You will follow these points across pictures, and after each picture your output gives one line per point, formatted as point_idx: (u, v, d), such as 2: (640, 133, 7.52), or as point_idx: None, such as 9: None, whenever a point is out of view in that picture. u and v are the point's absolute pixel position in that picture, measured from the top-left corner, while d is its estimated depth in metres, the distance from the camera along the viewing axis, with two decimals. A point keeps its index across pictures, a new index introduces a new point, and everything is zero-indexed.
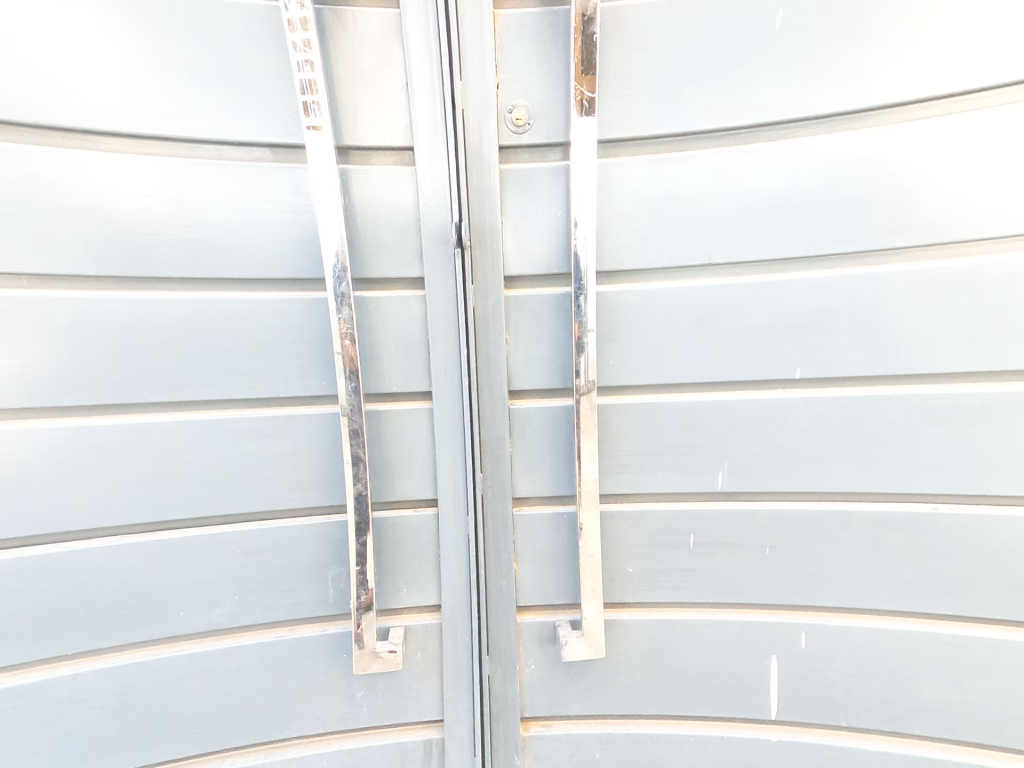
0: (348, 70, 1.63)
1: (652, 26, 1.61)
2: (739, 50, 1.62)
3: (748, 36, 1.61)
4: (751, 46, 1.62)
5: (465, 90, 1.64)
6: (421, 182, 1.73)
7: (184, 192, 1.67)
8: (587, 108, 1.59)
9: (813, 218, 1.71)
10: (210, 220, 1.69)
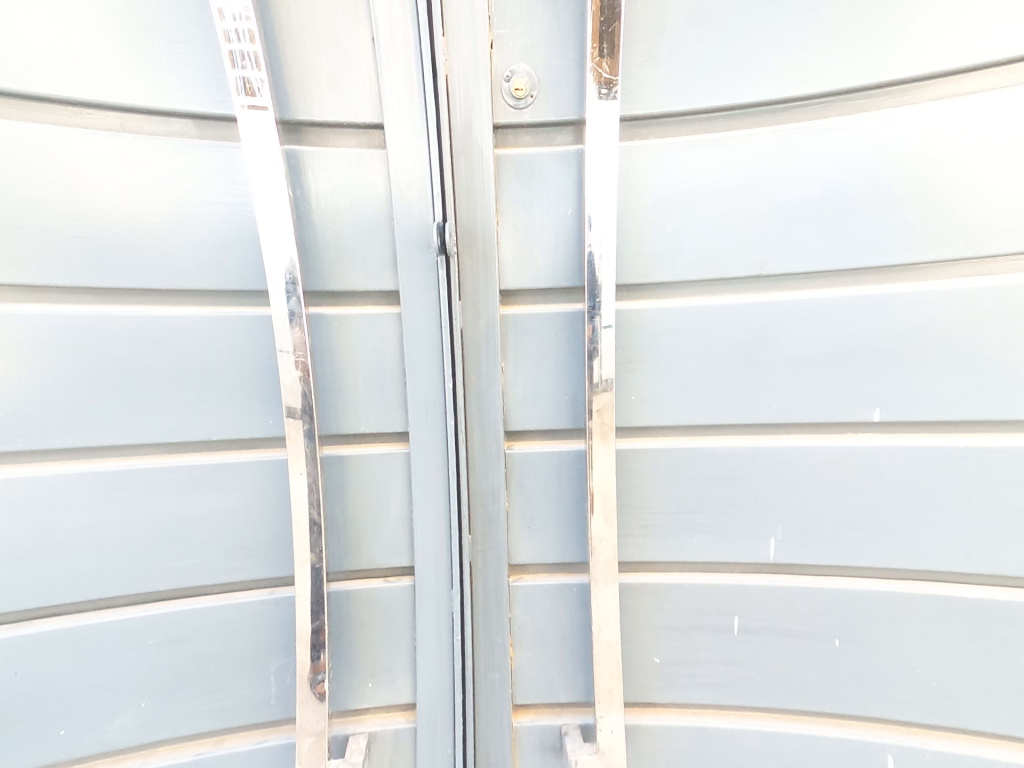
0: (302, 26, 1.28)
1: None
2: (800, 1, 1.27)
3: None
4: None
5: (449, 53, 1.30)
6: (396, 169, 1.36)
7: (77, 171, 1.29)
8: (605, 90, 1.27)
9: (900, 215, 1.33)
10: (115, 209, 1.32)
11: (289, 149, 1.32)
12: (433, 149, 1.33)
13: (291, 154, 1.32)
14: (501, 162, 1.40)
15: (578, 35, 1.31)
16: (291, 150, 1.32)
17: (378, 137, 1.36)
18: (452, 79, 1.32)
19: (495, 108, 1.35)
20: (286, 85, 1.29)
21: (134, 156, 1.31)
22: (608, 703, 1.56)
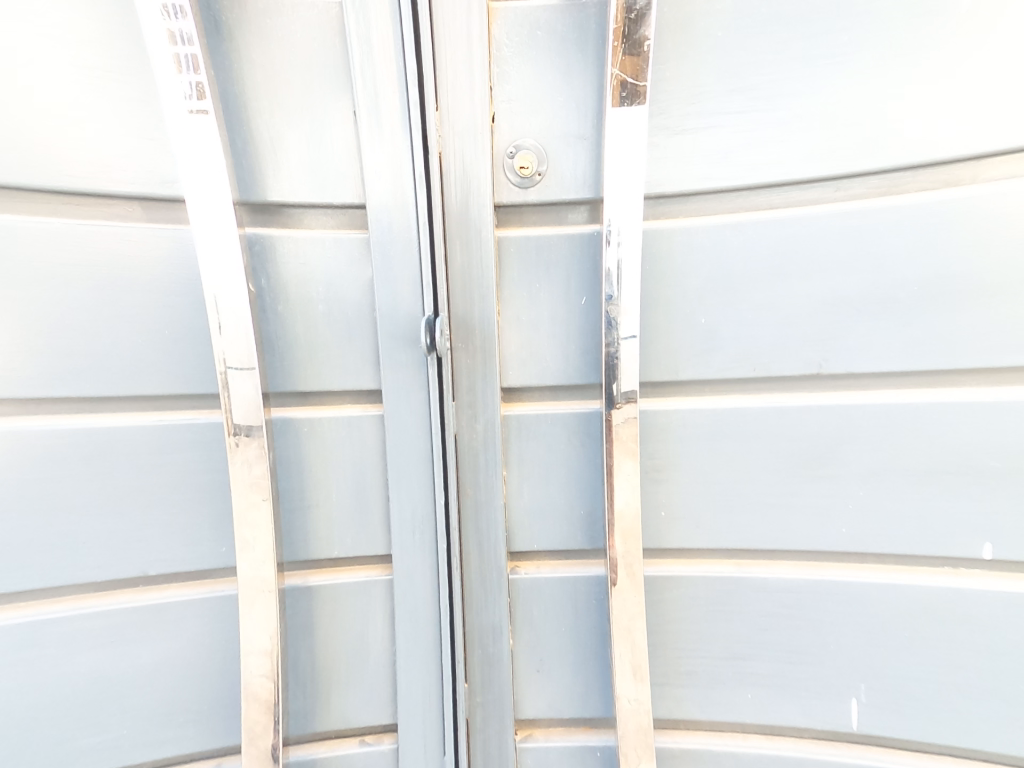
0: (267, 89, 1.07)
1: (736, 23, 1.04)
2: (874, 50, 1.03)
3: (892, 36, 1.02)
4: (896, 50, 1.03)
5: (442, 130, 1.14)
6: (381, 256, 1.17)
7: None
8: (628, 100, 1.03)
9: (1005, 309, 1.07)
10: (24, 307, 1.05)
11: (252, 234, 1.11)
12: (422, 240, 1.18)
13: (255, 240, 1.12)
14: (502, 245, 1.22)
15: (593, 97, 1.11)
16: (256, 236, 1.12)
17: (360, 219, 1.17)
18: (447, 160, 1.16)
19: (496, 186, 1.17)
20: (248, 159, 1.08)
21: (50, 239, 1.04)
22: (628, 707, 1.23)
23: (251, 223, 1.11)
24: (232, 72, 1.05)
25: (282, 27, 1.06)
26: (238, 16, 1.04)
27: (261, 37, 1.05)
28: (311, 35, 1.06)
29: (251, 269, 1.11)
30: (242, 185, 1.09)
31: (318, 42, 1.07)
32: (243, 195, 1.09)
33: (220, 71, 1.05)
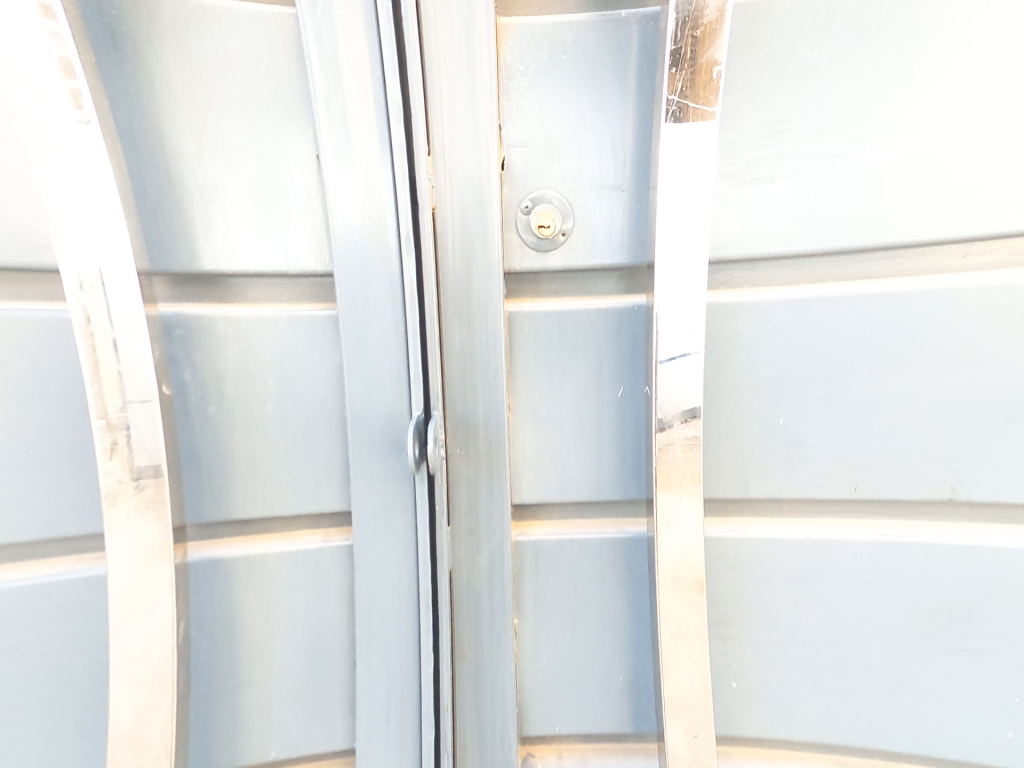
0: (199, 124, 0.80)
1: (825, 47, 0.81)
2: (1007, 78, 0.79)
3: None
4: None
5: (436, 180, 0.88)
6: (348, 338, 0.87)
7: None
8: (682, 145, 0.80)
9: None
10: None
11: (170, 311, 0.81)
12: (410, 319, 0.88)
13: (176, 318, 0.82)
14: (513, 322, 0.94)
15: (638, 138, 0.86)
16: (177, 313, 0.82)
17: (325, 289, 0.88)
18: (442, 216, 0.89)
19: (508, 248, 0.91)
20: (174, 215, 0.80)
21: None
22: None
23: (169, 299, 0.82)
24: (150, 101, 0.78)
25: (218, 45, 0.79)
26: (160, 31, 0.77)
27: (190, 58, 0.78)
28: (258, 55, 0.80)
29: (161, 366, 0.81)
30: (161, 252, 0.80)
31: (269, 64, 0.80)
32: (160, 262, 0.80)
33: (135, 103, 0.78)
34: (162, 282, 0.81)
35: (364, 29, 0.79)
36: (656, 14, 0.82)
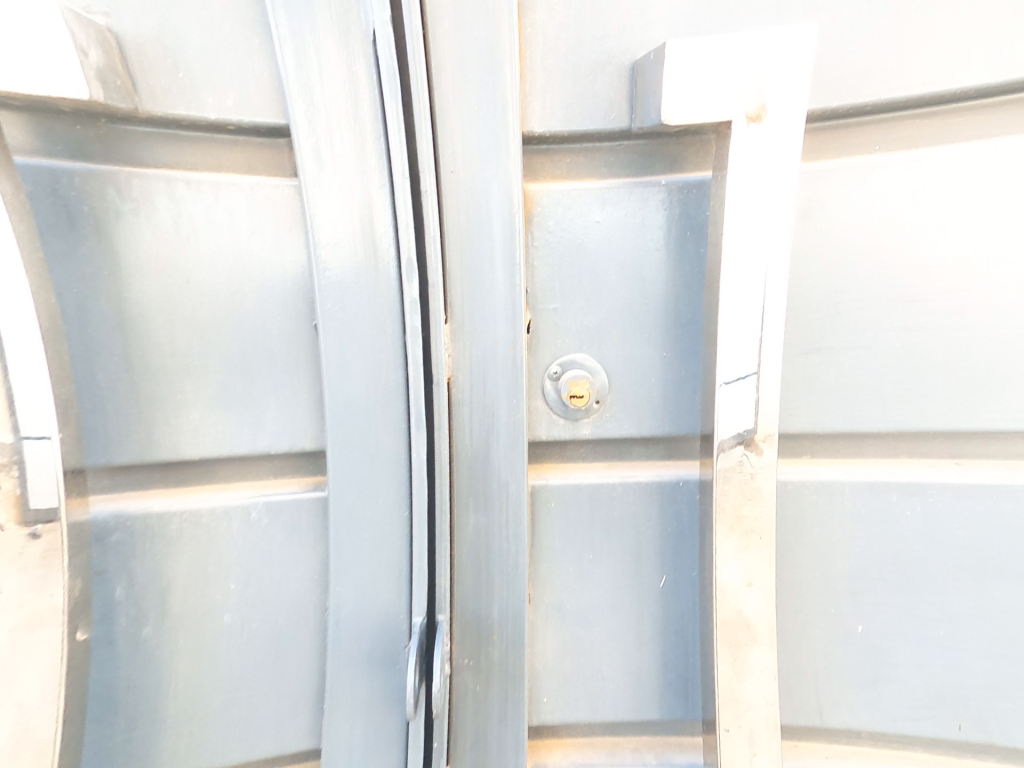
0: (169, 301, 0.65)
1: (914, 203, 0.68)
2: None
3: None
4: None
5: (453, 347, 0.76)
6: (338, 526, 0.73)
7: None
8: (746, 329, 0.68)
9: None
10: None
11: (107, 509, 0.66)
12: (416, 505, 0.74)
13: (117, 516, 0.66)
14: (537, 496, 0.83)
15: (675, 301, 0.79)
16: (119, 510, 0.66)
17: (314, 465, 0.74)
18: (460, 385, 0.77)
19: (534, 416, 0.82)
20: (132, 403, 0.65)
21: None
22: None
23: (107, 493, 0.66)
24: (107, 275, 0.63)
25: (205, 225, 0.65)
26: (129, 206, 0.63)
27: (168, 240, 0.64)
28: (251, 224, 0.67)
29: (79, 605, 0.63)
30: (112, 444, 0.65)
31: (261, 231, 0.67)
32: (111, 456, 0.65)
33: (83, 273, 0.63)
34: (103, 472, 0.66)
35: (378, 199, 0.67)
36: (699, 183, 0.75)
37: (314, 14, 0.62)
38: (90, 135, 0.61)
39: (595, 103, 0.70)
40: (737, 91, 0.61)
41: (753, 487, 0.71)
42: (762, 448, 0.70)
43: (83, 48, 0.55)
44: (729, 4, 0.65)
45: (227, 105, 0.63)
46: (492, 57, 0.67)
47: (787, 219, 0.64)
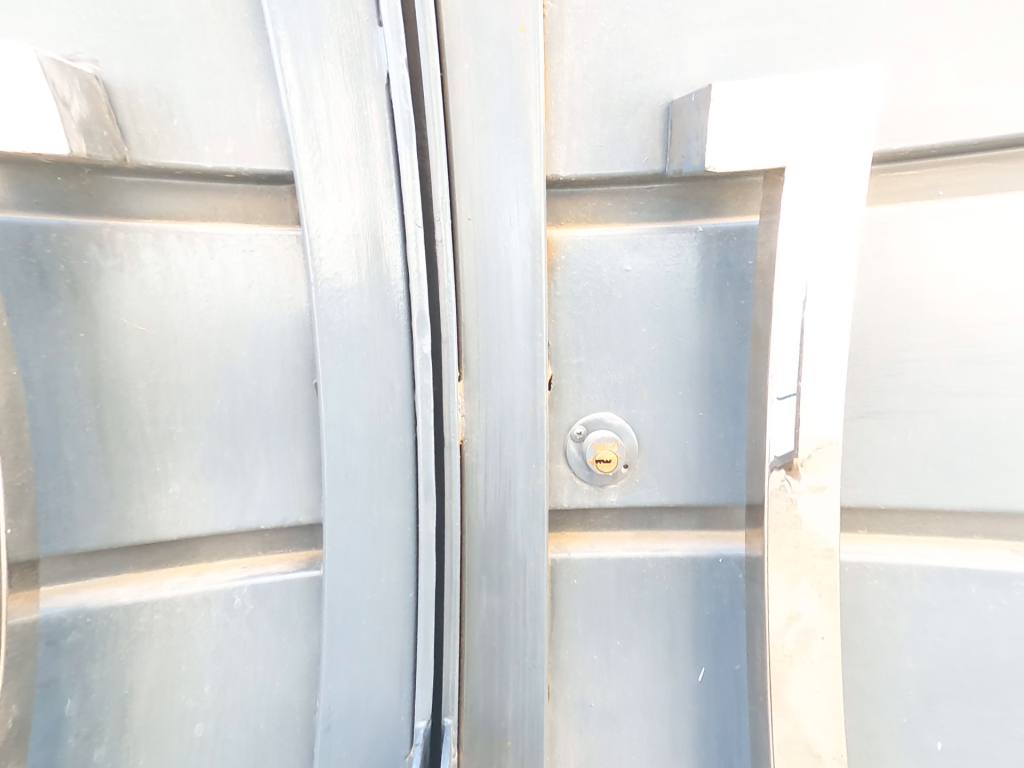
0: (153, 362, 0.59)
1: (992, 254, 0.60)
2: None
3: None
4: None
5: (466, 408, 0.69)
6: (334, 614, 0.63)
7: None
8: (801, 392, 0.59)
9: None
10: None
11: (62, 606, 0.59)
12: (422, 590, 0.65)
13: (75, 612, 0.59)
14: (557, 573, 0.73)
15: (711, 356, 0.71)
16: (79, 605, 0.59)
17: (307, 541, 0.66)
18: (474, 449, 0.69)
19: (554, 481, 0.74)
20: (103, 478, 0.59)
21: None
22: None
23: (67, 583, 0.59)
24: (82, 338, 0.57)
25: (196, 279, 0.60)
26: (113, 262, 0.57)
27: (153, 295, 0.59)
28: (248, 278, 0.61)
29: (10, 742, 0.54)
30: (75, 530, 0.58)
31: (258, 285, 0.61)
32: (77, 538, 0.58)
33: (53, 336, 0.56)
34: (67, 558, 0.59)
35: (388, 245, 0.61)
36: (738, 229, 0.69)
37: (322, 55, 0.57)
38: (72, 187, 0.57)
39: (625, 146, 0.65)
40: (791, 135, 0.55)
41: (792, 515, 0.61)
42: (804, 472, 0.60)
43: (66, 98, 0.50)
44: (776, 41, 0.59)
45: (225, 153, 0.58)
46: (514, 100, 0.62)
47: (847, 274, 0.57)
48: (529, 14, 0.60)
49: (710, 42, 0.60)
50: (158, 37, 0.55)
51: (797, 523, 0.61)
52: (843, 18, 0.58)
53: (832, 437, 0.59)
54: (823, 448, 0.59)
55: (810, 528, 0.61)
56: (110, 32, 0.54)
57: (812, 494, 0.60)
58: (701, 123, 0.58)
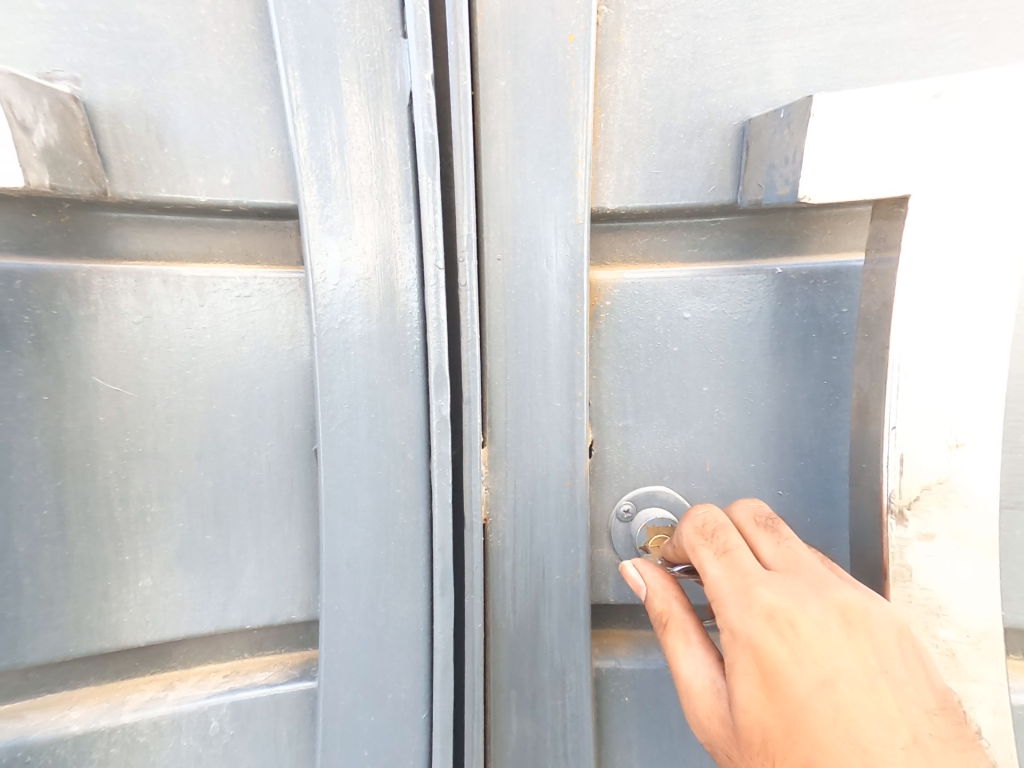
0: (126, 429, 0.50)
1: None
2: None
3: None
4: None
5: (490, 480, 0.57)
6: (328, 745, 0.52)
7: None
8: (914, 471, 0.46)
9: None
10: None
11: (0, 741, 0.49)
12: (437, 715, 0.52)
13: (15, 748, 0.49)
14: (599, 684, 0.60)
15: (793, 423, 0.59)
16: (22, 736, 0.49)
17: (301, 640, 0.56)
18: (499, 531, 0.57)
19: (597, 572, 0.61)
20: (61, 572, 0.49)
21: None
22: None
23: (15, 706, 0.50)
24: (45, 404, 0.48)
25: (181, 333, 0.51)
26: (87, 311, 0.49)
27: (130, 351, 0.50)
28: (240, 328, 0.52)
29: None
30: (23, 639, 0.49)
31: (251, 336, 0.52)
32: (31, 645, 0.49)
33: (12, 401, 0.48)
34: (14, 672, 0.50)
35: (403, 288, 0.51)
36: (824, 275, 0.57)
37: (335, 71, 0.48)
38: (50, 225, 0.48)
39: (690, 173, 0.54)
40: (915, 158, 0.43)
41: (899, 570, 0.47)
42: (911, 517, 0.47)
43: (26, 123, 0.41)
44: (892, 45, 0.48)
45: (220, 184, 0.49)
46: (559, 121, 0.52)
47: (994, 330, 0.44)
48: (581, 21, 0.50)
49: (802, 51, 0.50)
50: (151, 54, 0.46)
51: (908, 581, 0.47)
52: (977, 17, 0.47)
53: (947, 473, 0.46)
54: (933, 488, 0.47)
55: (923, 583, 0.47)
56: (96, 49, 0.45)
57: (924, 545, 0.47)
58: (792, 145, 0.46)
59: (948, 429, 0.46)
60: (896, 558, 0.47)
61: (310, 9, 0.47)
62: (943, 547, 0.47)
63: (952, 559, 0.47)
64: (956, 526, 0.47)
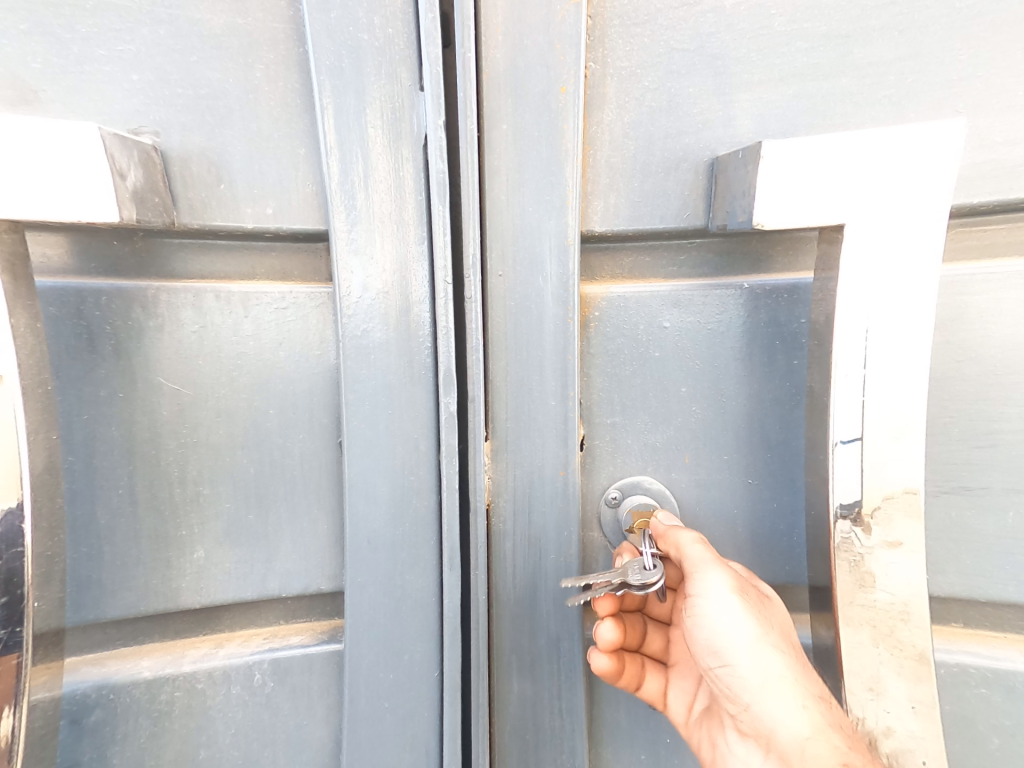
0: (185, 422, 0.58)
1: None
2: None
3: None
4: None
5: (493, 469, 0.65)
6: (355, 696, 0.60)
7: None
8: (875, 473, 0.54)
9: None
10: None
11: (87, 681, 0.58)
12: (446, 672, 0.59)
13: (100, 687, 0.58)
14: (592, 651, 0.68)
15: (761, 420, 0.67)
16: (105, 678, 0.58)
17: (328, 610, 0.63)
18: (500, 515, 0.65)
19: (588, 553, 0.69)
20: (133, 544, 0.58)
21: None
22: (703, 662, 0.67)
23: (96, 655, 0.59)
24: (121, 400, 0.57)
25: (230, 339, 0.59)
26: (155, 322, 0.57)
27: (189, 355, 0.58)
28: (278, 335, 0.60)
29: None
30: (103, 599, 0.57)
31: (287, 343, 0.60)
32: (108, 604, 0.58)
33: (96, 396, 0.57)
34: (96, 626, 0.59)
35: (420, 301, 0.60)
36: (786, 290, 0.65)
37: (364, 119, 0.56)
38: (127, 250, 0.57)
39: (666, 202, 0.63)
40: (851, 194, 0.52)
41: (865, 574, 0.55)
42: (874, 525, 0.55)
43: (122, 171, 0.50)
44: (834, 97, 0.57)
45: (266, 214, 0.57)
46: (554, 159, 0.61)
47: (919, 336, 0.52)
48: (571, 75, 0.59)
49: (760, 101, 0.59)
50: (215, 109, 0.55)
51: (869, 584, 0.56)
52: (906, 75, 0.56)
53: (915, 484, 0.53)
54: (899, 497, 0.54)
55: (886, 589, 0.55)
56: (172, 107, 0.55)
57: (887, 549, 0.55)
58: (748, 181, 0.54)
59: (888, 426, 0.53)
60: (863, 566, 0.55)
61: (344, 69, 0.55)
62: (907, 555, 0.54)
63: (914, 569, 0.54)
64: (917, 534, 0.54)
